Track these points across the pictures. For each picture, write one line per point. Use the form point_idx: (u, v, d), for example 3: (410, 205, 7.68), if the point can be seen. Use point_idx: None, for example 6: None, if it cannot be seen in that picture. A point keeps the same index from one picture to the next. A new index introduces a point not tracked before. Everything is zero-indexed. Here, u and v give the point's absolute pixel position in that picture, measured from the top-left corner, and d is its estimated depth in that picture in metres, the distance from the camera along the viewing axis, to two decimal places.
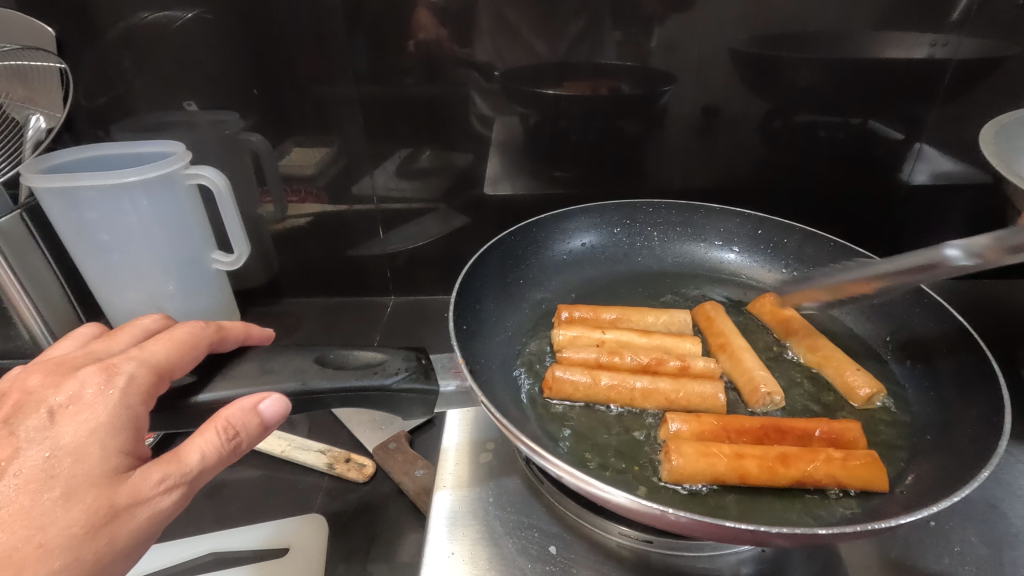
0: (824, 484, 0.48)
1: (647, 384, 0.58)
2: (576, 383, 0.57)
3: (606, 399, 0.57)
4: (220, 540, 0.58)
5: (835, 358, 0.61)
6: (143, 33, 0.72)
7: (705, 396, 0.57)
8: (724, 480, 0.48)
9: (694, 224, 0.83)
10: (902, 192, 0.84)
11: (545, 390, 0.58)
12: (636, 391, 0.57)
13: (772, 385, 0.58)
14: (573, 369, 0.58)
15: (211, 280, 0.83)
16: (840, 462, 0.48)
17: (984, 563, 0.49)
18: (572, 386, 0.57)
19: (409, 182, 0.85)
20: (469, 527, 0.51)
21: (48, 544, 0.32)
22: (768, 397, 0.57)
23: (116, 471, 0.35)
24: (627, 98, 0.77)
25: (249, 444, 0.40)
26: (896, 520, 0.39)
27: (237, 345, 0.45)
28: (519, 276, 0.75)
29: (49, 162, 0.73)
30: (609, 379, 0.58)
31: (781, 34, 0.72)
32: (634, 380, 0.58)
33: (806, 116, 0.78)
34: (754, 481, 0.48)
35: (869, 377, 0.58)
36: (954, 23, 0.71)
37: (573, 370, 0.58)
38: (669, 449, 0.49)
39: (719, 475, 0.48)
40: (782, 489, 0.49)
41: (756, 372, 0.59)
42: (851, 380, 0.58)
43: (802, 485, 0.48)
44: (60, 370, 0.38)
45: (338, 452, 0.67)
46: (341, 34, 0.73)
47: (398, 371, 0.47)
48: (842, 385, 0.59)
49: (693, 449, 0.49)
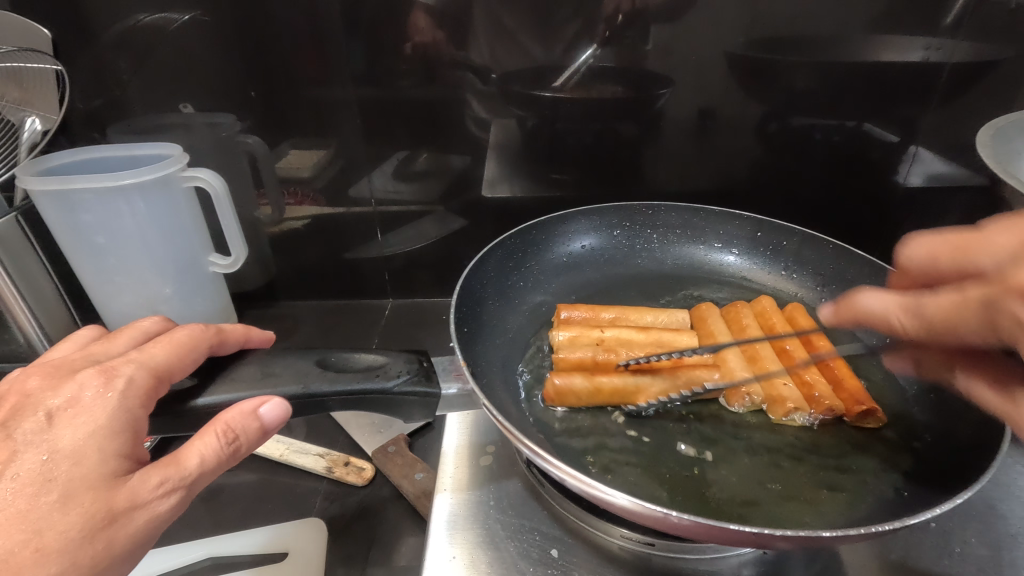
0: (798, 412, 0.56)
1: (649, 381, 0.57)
2: (578, 389, 0.56)
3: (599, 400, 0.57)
4: (219, 545, 0.57)
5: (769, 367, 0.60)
6: (139, 34, 0.72)
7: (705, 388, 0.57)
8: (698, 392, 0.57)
9: (695, 226, 0.83)
10: (898, 195, 0.84)
11: (546, 398, 0.57)
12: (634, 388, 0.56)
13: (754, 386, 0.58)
14: (573, 376, 0.57)
15: (208, 283, 0.83)
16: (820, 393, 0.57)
17: (984, 563, 0.49)
18: (576, 394, 0.56)
19: (406, 184, 0.85)
20: (470, 531, 0.51)
21: (45, 548, 0.32)
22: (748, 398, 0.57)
23: (114, 475, 0.35)
24: (624, 100, 0.77)
25: (249, 448, 0.39)
26: (900, 523, 0.39)
27: (237, 348, 0.45)
28: (520, 278, 0.75)
29: (45, 164, 0.72)
30: (611, 382, 0.57)
31: (778, 37, 0.73)
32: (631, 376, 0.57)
33: (803, 119, 0.78)
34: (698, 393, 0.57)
35: (795, 393, 0.57)
36: (947, 26, 0.71)
37: (573, 377, 0.57)
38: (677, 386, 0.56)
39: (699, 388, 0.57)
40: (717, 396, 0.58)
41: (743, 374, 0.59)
42: (779, 394, 0.57)
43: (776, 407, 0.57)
44: (58, 373, 0.38)
45: (337, 455, 0.67)
46: (338, 37, 0.72)
47: (400, 374, 0.46)
48: (769, 396, 0.58)
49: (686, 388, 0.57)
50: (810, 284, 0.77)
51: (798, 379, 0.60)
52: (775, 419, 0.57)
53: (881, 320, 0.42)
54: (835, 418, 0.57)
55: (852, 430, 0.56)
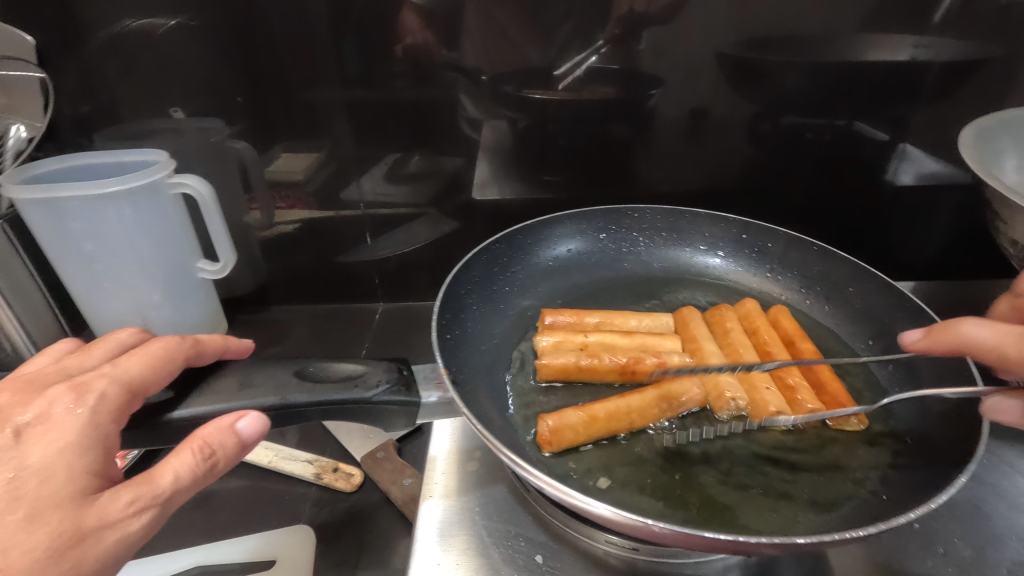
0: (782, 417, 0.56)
1: (640, 402, 0.55)
2: (576, 426, 0.53)
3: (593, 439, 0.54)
4: (206, 554, 0.57)
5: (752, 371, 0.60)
6: (125, 39, 0.71)
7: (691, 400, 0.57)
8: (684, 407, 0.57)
9: (682, 228, 0.83)
10: (888, 193, 0.84)
11: (541, 444, 0.53)
12: (628, 413, 0.54)
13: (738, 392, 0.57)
14: (566, 413, 0.53)
15: (197, 290, 0.83)
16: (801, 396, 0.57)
17: (968, 564, 0.49)
18: (574, 432, 0.53)
19: (396, 187, 0.85)
20: (455, 537, 0.51)
21: (8, 570, 0.31)
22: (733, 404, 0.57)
23: (83, 493, 0.35)
24: (613, 101, 0.77)
25: (226, 464, 0.39)
26: (878, 528, 0.39)
27: (215, 358, 0.45)
28: (507, 282, 0.75)
29: (30, 172, 0.71)
30: (605, 410, 0.54)
31: (767, 37, 0.72)
32: (624, 406, 0.55)
33: (792, 119, 0.78)
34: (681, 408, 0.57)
35: (778, 398, 0.57)
36: (936, 24, 0.71)
37: (567, 414, 0.53)
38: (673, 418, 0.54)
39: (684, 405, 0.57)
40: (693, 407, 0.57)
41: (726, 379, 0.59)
42: (761, 398, 0.57)
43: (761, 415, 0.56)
44: (30, 388, 0.38)
45: (327, 461, 0.67)
46: (326, 40, 0.72)
47: (379, 383, 0.46)
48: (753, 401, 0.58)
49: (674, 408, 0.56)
50: (798, 285, 0.77)
51: (781, 383, 0.60)
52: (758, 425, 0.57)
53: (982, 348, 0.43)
54: (818, 422, 0.57)
55: (835, 433, 0.55)
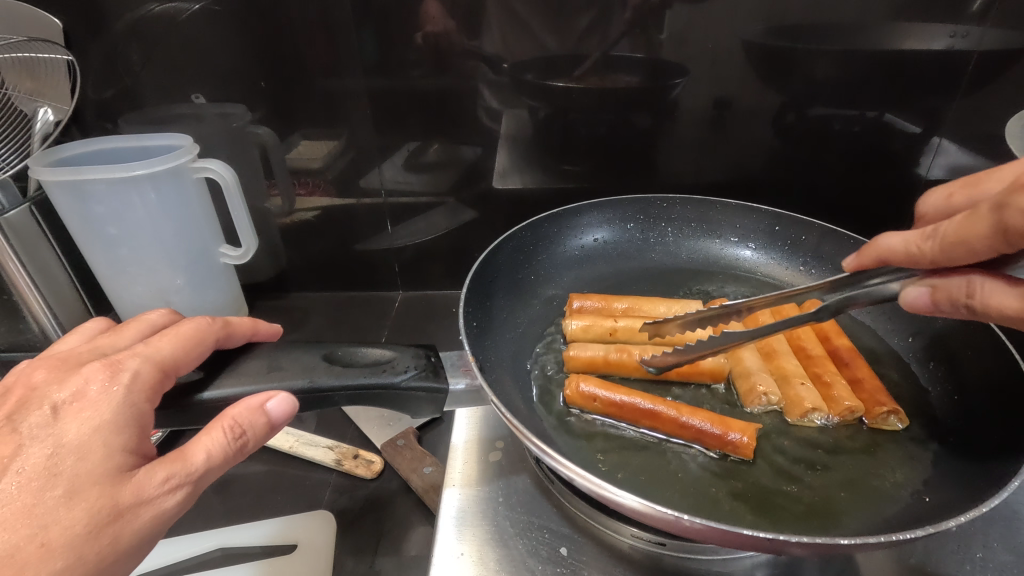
0: (814, 413, 0.55)
1: (670, 407, 0.52)
2: (599, 398, 0.54)
3: (604, 412, 0.54)
4: (228, 537, 0.58)
5: (786, 366, 0.60)
6: (149, 24, 0.71)
7: (726, 435, 0.51)
8: (711, 441, 0.51)
9: (712, 219, 0.81)
10: (919, 188, 0.82)
11: (566, 398, 0.56)
12: (654, 415, 0.53)
13: (770, 388, 0.57)
14: (598, 383, 0.55)
15: (219, 274, 0.83)
16: (833, 392, 0.56)
17: (1007, 569, 0.47)
18: (596, 401, 0.54)
19: (417, 175, 0.84)
20: (477, 527, 0.51)
21: (51, 544, 0.32)
22: (763, 399, 0.57)
23: (120, 470, 0.35)
24: (637, 90, 0.75)
25: (256, 443, 0.39)
26: (922, 532, 0.38)
27: (244, 341, 0.45)
28: (530, 272, 0.74)
29: (57, 155, 0.72)
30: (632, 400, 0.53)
31: (798, 26, 0.70)
32: (658, 403, 0.53)
33: (822, 109, 0.76)
34: (708, 439, 0.51)
35: (813, 394, 0.56)
36: (974, 13, 0.68)
37: (598, 385, 0.55)
38: (703, 431, 0.51)
39: (713, 431, 0.51)
40: (725, 448, 0.51)
41: (756, 372, 0.58)
42: (796, 395, 0.56)
43: (792, 406, 0.56)
44: (65, 366, 0.38)
45: (347, 448, 0.67)
46: (347, 27, 0.71)
47: (407, 369, 0.46)
48: (787, 398, 0.57)
49: (710, 428, 0.51)
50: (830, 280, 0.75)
51: (816, 379, 0.58)
52: (792, 422, 0.56)
53: (902, 258, 0.38)
54: (854, 418, 0.56)
55: (873, 432, 0.54)
